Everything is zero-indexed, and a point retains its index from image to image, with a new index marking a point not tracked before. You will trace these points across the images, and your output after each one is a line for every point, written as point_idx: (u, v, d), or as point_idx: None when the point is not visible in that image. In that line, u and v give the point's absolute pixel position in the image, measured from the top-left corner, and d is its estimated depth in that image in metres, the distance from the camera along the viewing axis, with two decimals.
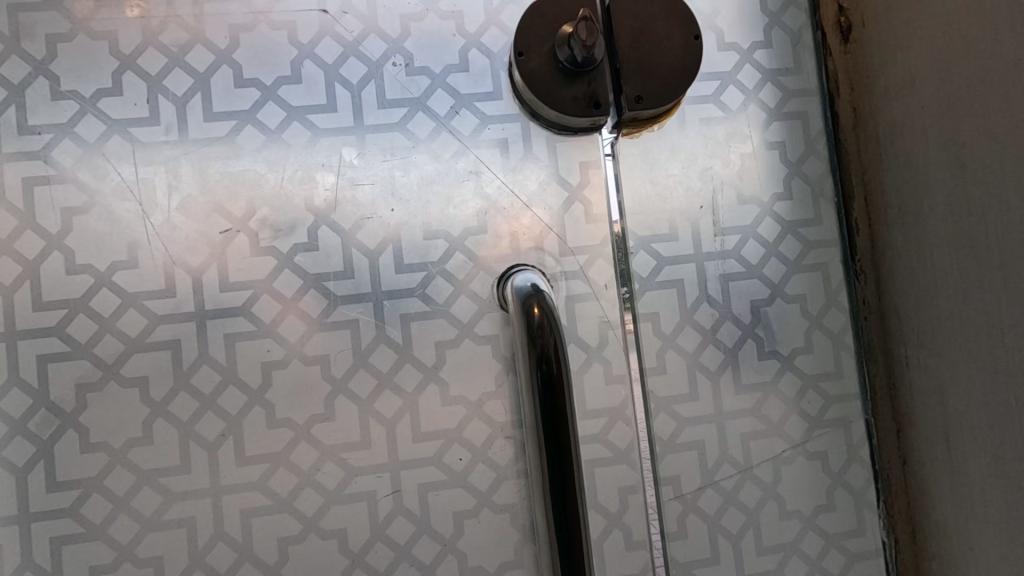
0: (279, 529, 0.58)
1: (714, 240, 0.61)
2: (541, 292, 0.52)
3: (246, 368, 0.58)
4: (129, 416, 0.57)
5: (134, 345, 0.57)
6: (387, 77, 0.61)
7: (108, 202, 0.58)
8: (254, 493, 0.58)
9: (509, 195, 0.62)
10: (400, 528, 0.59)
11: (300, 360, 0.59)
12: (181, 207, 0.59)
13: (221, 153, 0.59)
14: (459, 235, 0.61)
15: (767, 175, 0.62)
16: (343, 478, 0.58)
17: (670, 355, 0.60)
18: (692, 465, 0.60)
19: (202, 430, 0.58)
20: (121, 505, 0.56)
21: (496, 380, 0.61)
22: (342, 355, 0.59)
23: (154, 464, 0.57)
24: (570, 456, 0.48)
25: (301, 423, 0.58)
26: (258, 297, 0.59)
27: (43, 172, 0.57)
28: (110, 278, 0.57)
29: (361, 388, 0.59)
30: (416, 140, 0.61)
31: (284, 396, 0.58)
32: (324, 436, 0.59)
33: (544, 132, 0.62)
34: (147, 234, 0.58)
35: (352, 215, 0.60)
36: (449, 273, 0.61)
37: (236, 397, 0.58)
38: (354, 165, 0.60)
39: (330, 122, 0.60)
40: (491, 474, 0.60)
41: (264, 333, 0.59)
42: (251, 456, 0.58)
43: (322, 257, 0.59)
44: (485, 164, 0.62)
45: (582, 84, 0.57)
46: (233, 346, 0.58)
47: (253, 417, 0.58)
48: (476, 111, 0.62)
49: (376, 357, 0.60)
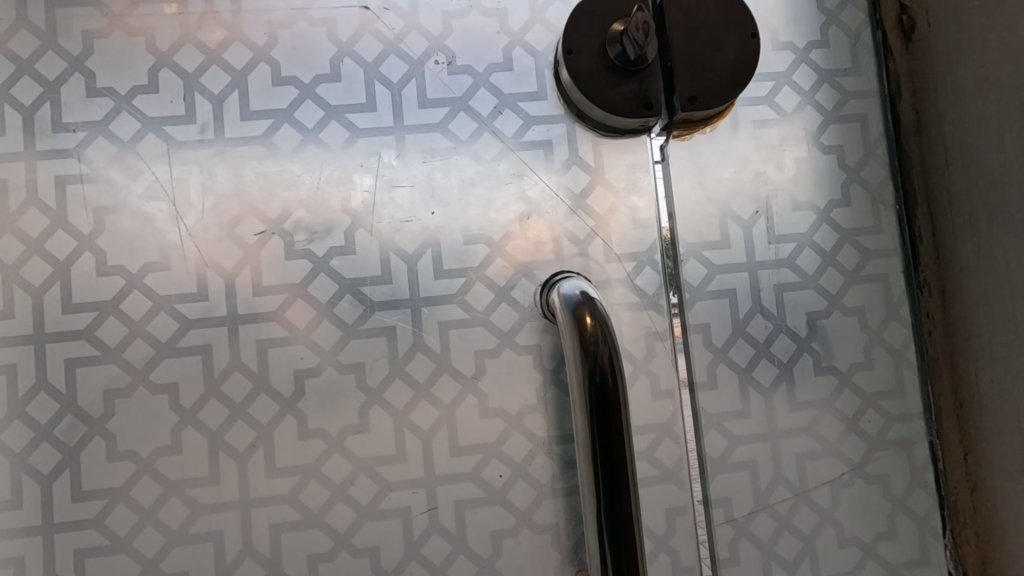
0: (310, 545, 0.55)
1: (768, 248, 0.58)
2: (592, 300, 0.49)
3: (278, 376, 0.56)
4: (158, 423, 0.55)
5: (166, 350, 0.55)
6: (428, 76, 0.59)
7: (142, 202, 0.56)
8: (285, 507, 0.55)
9: (552, 199, 0.60)
10: (435, 546, 0.56)
11: (334, 367, 0.56)
12: (215, 208, 0.57)
13: (258, 152, 0.57)
14: (500, 240, 0.59)
15: (823, 181, 0.59)
16: (377, 492, 0.56)
17: (721, 369, 0.57)
18: (744, 487, 0.56)
19: (232, 440, 0.55)
20: (147, 517, 0.54)
21: (536, 392, 0.58)
22: (378, 363, 0.57)
23: (182, 475, 0.54)
24: (625, 473, 0.46)
25: (334, 434, 0.56)
26: (292, 302, 0.57)
27: (76, 170, 0.56)
28: (142, 280, 0.56)
29: (397, 398, 0.57)
30: (457, 141, 0.59)
31: (316, 405, 0.56)
32: (357, 448, 0.56)
33: (590, 134, 0.61)
34: (181, 235, 0.56)
35: (391, 219, 0.58)
36: (489, 280, 0.59)
37: (268, 406, 0.56)
38: (392, 166, 0.58)
39: (369, 121, 0.58)
40: (531, 491, 0.57)
41: (298, 339, 0.56)
42: (282, 468, 0.55)
43: (360, 262, 0.57)
44: (528, 166, 0.60)
45: (633, 83, 0.56)
46: (266, 352, 0.56)
47: (284, 427, 0.56)
48: (520, 111, 0.60)
49: (412, 365, 0.57)
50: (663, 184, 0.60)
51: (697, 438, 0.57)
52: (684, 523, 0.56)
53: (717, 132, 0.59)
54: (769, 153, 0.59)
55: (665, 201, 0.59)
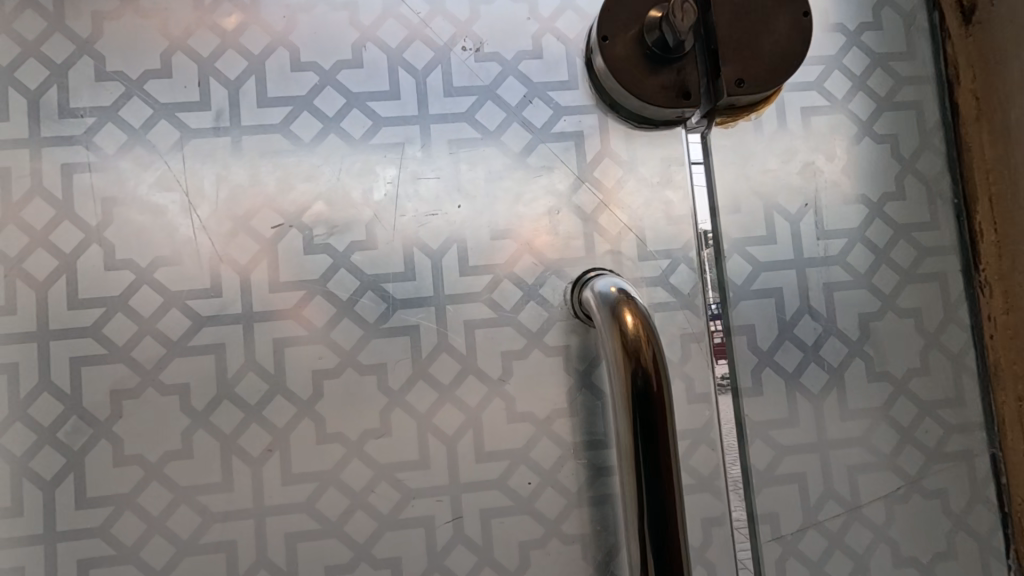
0: (328, 556, 0.52)
1: (817, 244, 0.55)
2: (631, 296, 0.46)
3: (295, 377, 0.53)
4: (168, 426, 0.52)
5: (176, 348, 0.52)
6: (454, 63, 0.56)
7: (154, 193, 0.53)
8: (301, 515, 0.52)
9: (586, 191, 0.56)
10: (460, 559, 0.53)
11: (353, 368, 0.53)
12: (230, 200, 0.54)
13: (276, 142, 0.55)
14: (529, 235, 0.56)
15: (876, 173, 0.55)
16: (398, 501, 0.53)
17: (767, 374, 0.54)
18: (791, 500, 0.53)
19: (245, 444, 0.52)
20: (156, 526, 0.51)
21: (567, 396, 0.55)
22: (401, 364, 0.54)
23: (194, 481, 0.51)
24: (670, 484, 0.42)
25: (354, 439, 0.53)
26: (310, 299, 0.54)
27: (84, 159, 0.53)
28: (152, 274, 0.53)
29: (420, 401, 0.54)
30: (484, 131, 0.56)
31: (335, 407, 0.53)
32: (378, 453, 0.53)
33: (622, 126, 0.57)
34: (194, 228, 0.53)
35: (414, 212, 0.55)
36: (517, 277, 0.55)
37: (284, 408, 0.53)
38: (416, 157, 0.55)
39: (392, 110, 0.56)
40: (561, 501, 0.54)
41: (316, 338, 0.53)
42: (299, 474, 0.52)
43: (382, 257, 0.54)
44: (558, 158, 0.56)
45: (671, 72, 0.53)
46: (282, 352, 0.53)
47: (301, 431, 0.53)
48: (550, 101, 0.57)
49: (436, 367, 0.54)
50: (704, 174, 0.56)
51: (742, 448, 0.53)
52: (724, 537, 0.52)
53: (763, 118, 0.56)
54: (817, 143, 0.55)
55: (705, 193, 0.55)
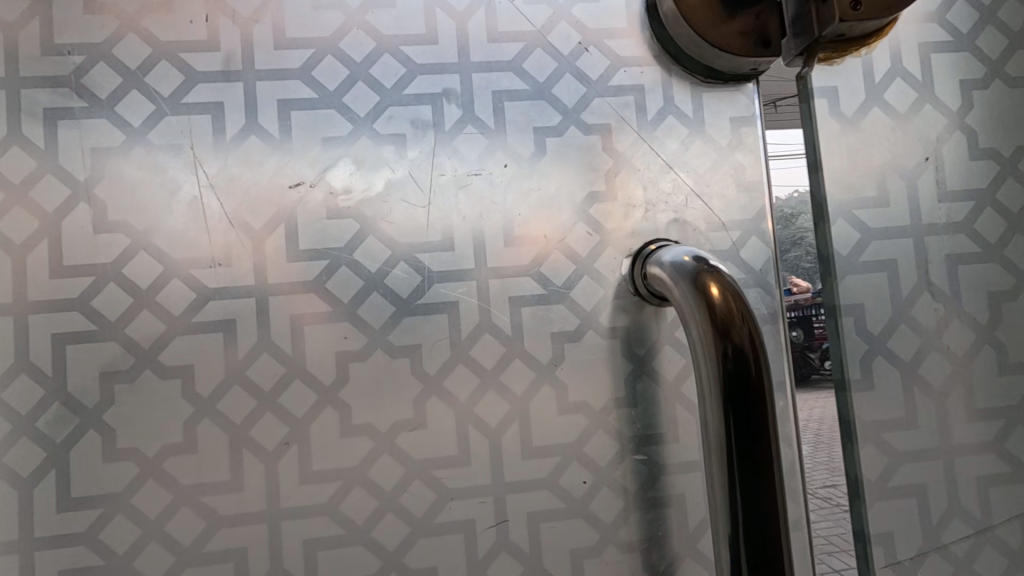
0: (353, 566, 0.45)
1: (936, 208, 0.45)
2: (716, 268, 0.40)
3: (317, 360, 0.46)
4: (169, 416, 0.44)
5: (179, 325, 0.45)
6: (501, 5, 0.50)
7: (151, 144, 0.46)
8: (323, 519, 0.45)
9: (645, 154, 0.50)
10: (504, 568, 0.46)
11: (384, 350, 0.47)
12: (242, 154, 0.46)
13: (295, 89, 0.47)
14: (583, 201, 0.49)
15: (1011, 122, 0.46)
16: (434, 502, 0.46)
17: (880, 363, 0.45)
18: (911, 519, 0.45)
19: (259, 437, 0.45)
20: (154, 531, 0.44)
21: (624, 384, 0.49)
22: (438, 346, 0.47)
23: (198, 480, 0.44)
24: (773, 477, 0.37)
25: (384, 431, 0.46)
26: (334, 270, 0.47)
27: (68, 103, 0.45)
28: (150, 239, 0.45)
29: (460, 388, 0.47)
30: (534, 83, 0.50)
31: (363, 395, 0.46)
32: (412, 448, 0.46)
33: (688, 81, 0.51)
34: (199, 187, 0.46)
35: (454, 173, 0.48)
36: (569, 249, 0.49)
37: (304, 395, 0.46)
38: (457, 111, 0.49)
39: (430, 56, 0.49)
40: (618, 501, 0.48)
41: (342, 315, 0.47)
42: (321, 472, 0.45)
43: (417, 224, 0.48)
44: (615, 116, 0.50)
45: (751, 15, 0.47)
46: (303, 330, 0.46)
47: (323, 421, 0.46)
48: (607, 50, 0.50)
49: (479, 349, 0.48)
50: (807, 123, 0.45)
51: (851, 453, 0.44)
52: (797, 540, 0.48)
53: (873, 56, 0.45)
54: (947, 97, 0.46)
55: (804, 146, 0.46)
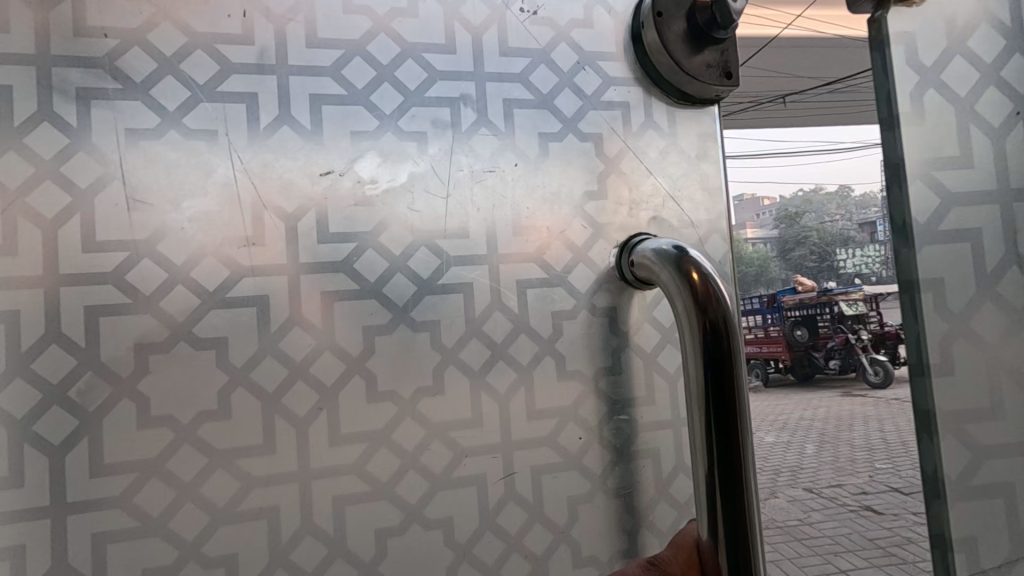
0: (378, 519, 0.50)
1: (998, 174, 0.54)
2: (697, 257, 0.50)
3: (345, 333, 0.50)
4: (203, 385, 0.47)
5: (213, 300, 0.48)
6: (511, 23, 0.57)
7: (186, 128, 0.48)
8: (351, 477, 0.50)
9: (631, 160, 0.59)
10: (512, 516, 0.54)
11: (407, 325, 0.52)
12: (276, 142, 0.50)
13: (326, 85, 0.51)
14: (579, 198, 0.57)
15: None
16: (451, 460, 0.52)
17: (992, 328, 0.53)
18: (999, 526, 0.52)
19: (292, 404, 0.49)
20: (188, 493, 0.46)
21: (611, 355, 0.57)
22: (455, 321, 0.53)
23: (231, 445, 0.47)
24: (741, 423, 0.47)
25: (407, 397, 0.51)
26: (361, 251, 0.51)
27: (102, 83, 0.47)
28: (184, 218, 0.48)
29: (475, 359, 0.53)
30: (539, 94, 0.57)
31: (389, 365, 0.51)
32: (432, 412, 0.52)
33: (664, 102, 0.60)
34: (232, 170, 0.49)
35: (470, 169, 0.54)
36: (568, 239, 0.57)
37: (333, 364, 0.50)
38: (472, 114, 0.55)
39: (449, 64, 0.55)
40: (606, 455, 0.56)
41: (369, 293, 0.51)
42: (349, 435, 0.50)
43: (437, 213, 0.53)
44: (605, 127, 0.59)
45: (716, 52, 0.58)
46: (333, 306, 0.50)
47: (351, 389, 0.50)
48: (599, 70, 0.59)
49: (490, 325, 0.54)
50: (881, 75, 0.54)
51: (929, 443, 0.53)
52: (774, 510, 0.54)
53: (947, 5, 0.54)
54: (984, 94, 0.54)
55: (880, 104, 0.54)
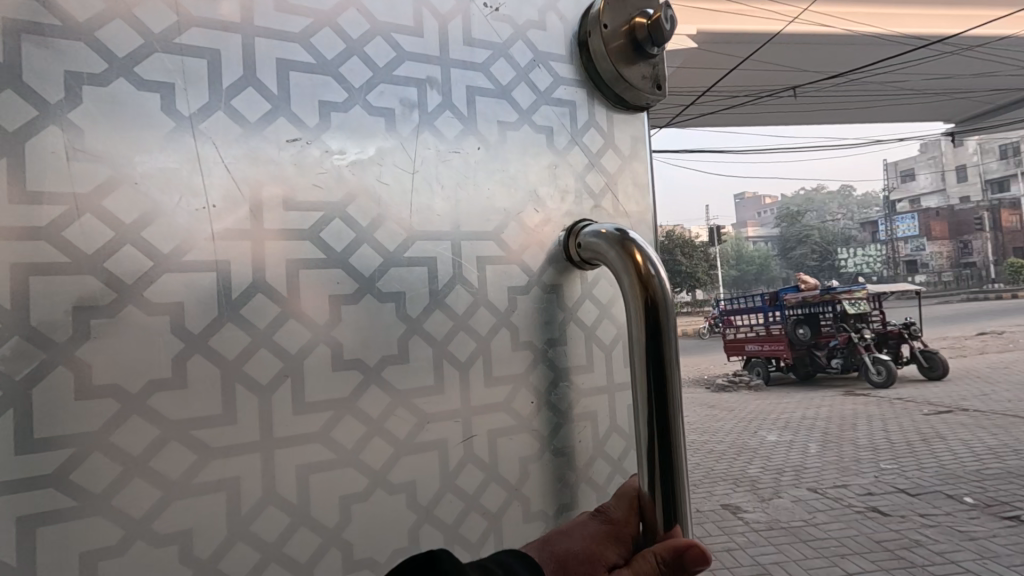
0: (343, 485, 0.54)
1: None
2: (642, 244, 0.57)
3: (311, 301, 0.53)
4: (156, 352, 0.48)
5: (166, 263, 0.49)
6: (474, 16, 0.62)
7: (140, 82, 0.49)
8: (315, 446, 0.53)
9: (578, 153, 0.66)
10: (470, 475, 0.60)
11: (373, 295, 0.56)
12: (240, 102, 0.51)
13: (296, 53, 0.54)
14: (535, 183, 0.64)
15: None
16: (415, 425, 0.57)
17: None
18: None
19: (252, 371, 0.51)
20: (137, 467, 0.47)
21: (557, 328, 0.65)
22: (418, 293, 0.58)
23: (188, 415, 0.49)
24: (672, 381, 0.58)
25: (373, 365, 0.55)
26: (327, 221, 0.54)
27: (43, 21, 0.47)
28: (134, 175, 0.48)
29: (437, 329, 0.59)
30: (498, 86, 0.62)
31: (354, 333, 0.54)
32: (397, 380, 0.56)
33: (605, 105, 0.69)
34: (190, 129, 0.50)
35: (433, 148, 0.58)
36: (523, 220, 0.63)
37: (298, 332, 0.52)
38: (435, 99, 0.59)
39: (416, 46, 0.59)
40: (554, 419, 0.64)
41: (335, 262, 0.54)
42: (314, 403, 0.53)
43: (403, 185, 0.57)
44: (556, 124, 0.65)
45: (649, 66, 0.66)
46: (297, 275, 0.53)
47: (316, 356, 0.53)
48: (551, 70, 0.66)
49: (452, 298, 0.59)
50: None
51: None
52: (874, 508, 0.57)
53: None
54: None
55: None
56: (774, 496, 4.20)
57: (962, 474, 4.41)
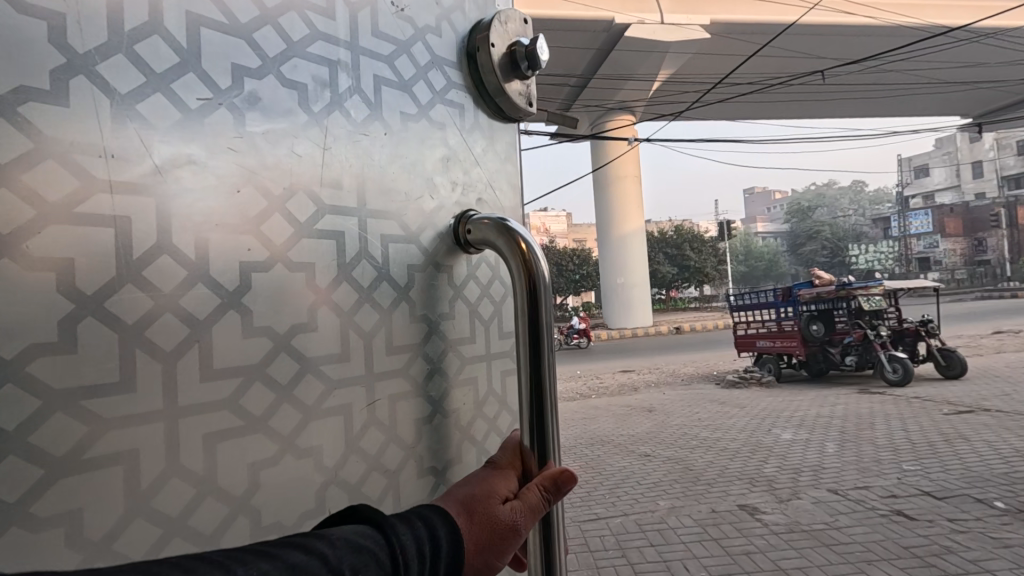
0: (251, 454, 0.64)
1: None
2: (527, 237, 0.78)
3: (222, 267, 0.63)
4: (43, 317, 0.52)
5: (51, 214, 0.53)
6: (382, 13, 0.82)
7: (23, 6, 0.52)
8: (222, 415, 0.62)
9: (462, 147, 0.91)
10: (371, 437, 0.76)
11: (284, 265, 0.67)
12: (142, 48, 0.59)
13: (208, 10, 0.64)
14: (429, 171, 0.85)
15: None
16: (323, 391, 0.70)
17: None
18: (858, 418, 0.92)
19: (155, 337, 0.58)
20: (13, 444, 0.50)
21: (445, 305, 0.86)
22: (327, 266, 0.72)
23: (78, 382, 0.53)
24: (542, 344, 0.77)
25: (282, 333, 0.67)
26: (241, 188, 0.64)
27: None
28: (16, 109, 0.51)
29: (343, 300, 0.73)
30: (401, 78, 0.82)
31: (263, 300, 0.65)
32: (306, 346, 0.69)
33: (484, 112, 0.95)
34: (82, 69, 0.55)
35: (343, 128, 0.74)
36: (420, 206, 0.83)
37: (206, 298, 0.61)
38: (344, 87, 0.75)
39: (329, 27, 0.74)
40: (443, 386, 0.86)
41: (248, 233, 0.65)
42: (222, 369, 0.62)
43: (314, 159, 0.71)
44: (446, 119, 0.88)
45: (519, 86, 0.95)
46: (208, 244, 0.62)
47: (228, 318, 0.63)
48: (445, 75, 0.89)
49: (358, 271, 0.75)
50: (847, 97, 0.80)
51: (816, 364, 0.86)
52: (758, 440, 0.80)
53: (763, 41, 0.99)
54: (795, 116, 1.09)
55: None
56: (792, 496, 4.23)
57: (983, 475, 4.45)
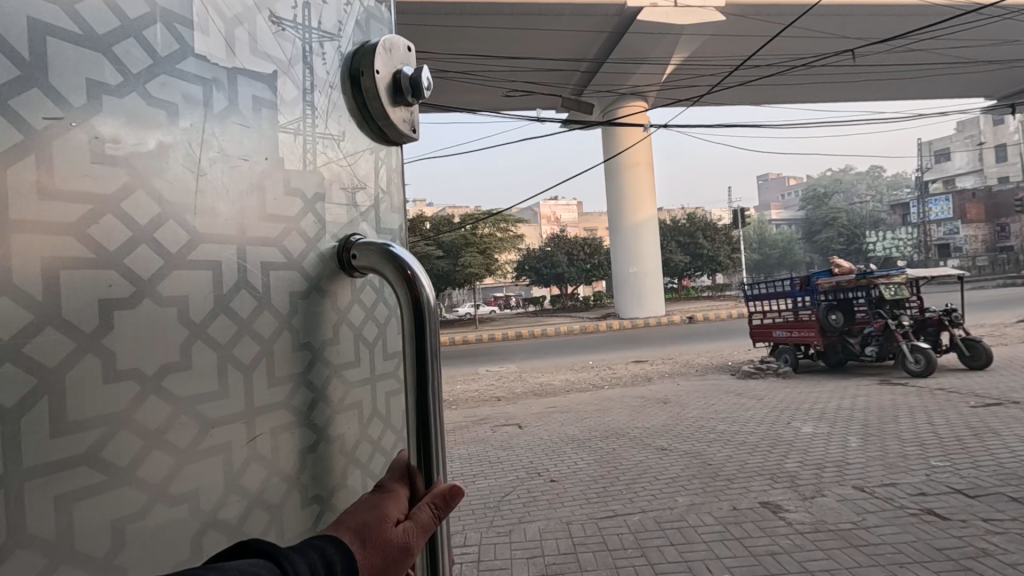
0: (117, 507, 0.54)
1: None
2: (413, 263, 0.75)
3: (76, 305, 0.52)
4: None
5: None
6: (261, 33, 0.72)
7: None
8: (84, 468, 0.52)
9: (353, 171, 0.85)
10: (253, 475, 0.67)
11: (153, 300, 0.58)
12: None
13: (58, 19, 0.53)
14: (312, 197, 0.77)
15: None
16: (197, 431, 0.62)
17: None
18: None
19: None
20: None
21: (331, 330, 0.79)
22: (203, 299, 0.63)
23: None
24: (430, 379, 0.75)
25: (151, 374, 0.58)
26: (98, 216, 0.55)
27: None
28: None
29: (220, 333, 0.65)
30: (281, 99, 0.74)
31: (129, 341, 0.56)
32: (178, 388, 0.60)
33: (365, 138, 0.86)
34: None
35: (226, 154, 0.66)
36: (303, 225, 0.75)
37: (59, 342, 0.51)
38: (219, 109, 0.66)
39: (195, 42, 0.64)
40: (328, 414, 0.79)
41: (106, 264, 0.55)
42: (78, 421, 0.52)
43: (186, 187, 0.62)
44: (332, 140, 0.81)
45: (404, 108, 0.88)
46: (60, 277, 0.51)
47: (86, 364, 0.53)
48: (322, 100, 0.80)
49: (236, 302, 0.67)
50: None
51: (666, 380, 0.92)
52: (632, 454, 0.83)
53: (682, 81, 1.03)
54: None
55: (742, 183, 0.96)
56: (815, 495, 4.05)
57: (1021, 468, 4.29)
